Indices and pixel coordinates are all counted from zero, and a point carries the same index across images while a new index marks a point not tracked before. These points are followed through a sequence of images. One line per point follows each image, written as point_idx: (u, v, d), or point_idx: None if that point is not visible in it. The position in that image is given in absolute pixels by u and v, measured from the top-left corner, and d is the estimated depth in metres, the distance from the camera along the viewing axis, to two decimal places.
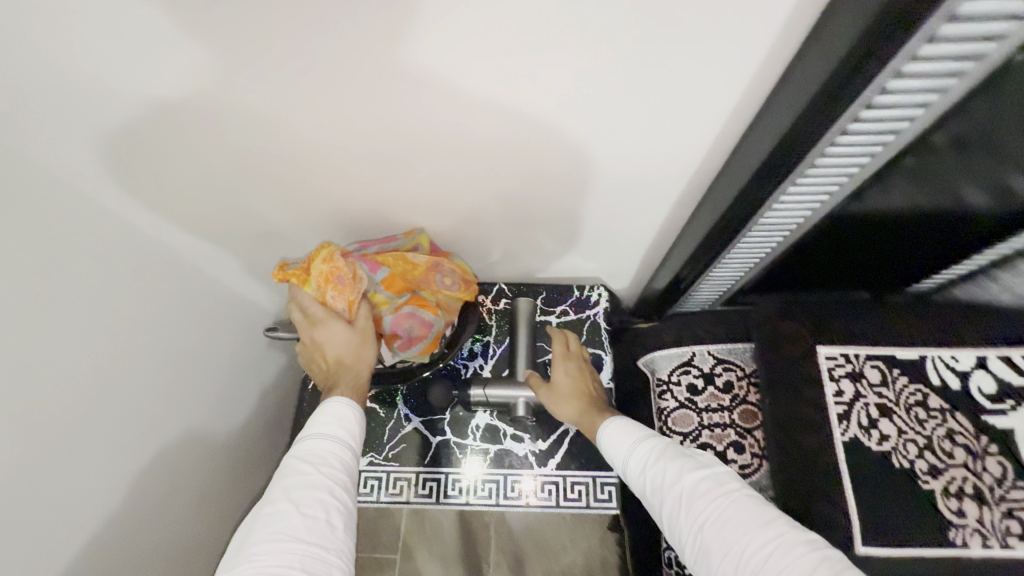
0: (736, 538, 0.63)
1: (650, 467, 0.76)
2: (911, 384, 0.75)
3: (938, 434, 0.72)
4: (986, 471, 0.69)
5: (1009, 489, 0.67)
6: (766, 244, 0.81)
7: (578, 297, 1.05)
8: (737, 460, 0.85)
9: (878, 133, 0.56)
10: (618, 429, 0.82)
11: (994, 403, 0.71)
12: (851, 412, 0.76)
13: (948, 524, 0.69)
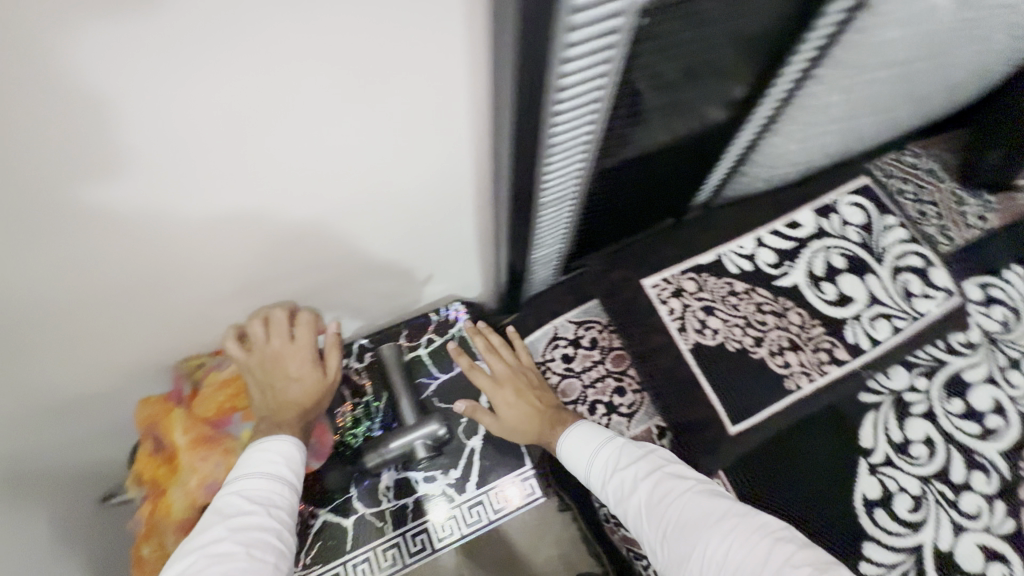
0: (689, 520, 0.69)
1: (610, 471, 0.80)
2: (718, 279, 0.91)
3: (752, 308, 0.88)
4: (791, 320, 0.88)
5: (809, 325, 0.89)
6: (560, 217, 0.84)
7: (440, 319, 1.06)
8: (624, 403, 0.94)
9: (582, 106, 0.57)
10: (576, 441, 0.85)
11: (778, 267, 0.92)
12: (687, 321, 0.88)
13: (783, 375, 0.85)
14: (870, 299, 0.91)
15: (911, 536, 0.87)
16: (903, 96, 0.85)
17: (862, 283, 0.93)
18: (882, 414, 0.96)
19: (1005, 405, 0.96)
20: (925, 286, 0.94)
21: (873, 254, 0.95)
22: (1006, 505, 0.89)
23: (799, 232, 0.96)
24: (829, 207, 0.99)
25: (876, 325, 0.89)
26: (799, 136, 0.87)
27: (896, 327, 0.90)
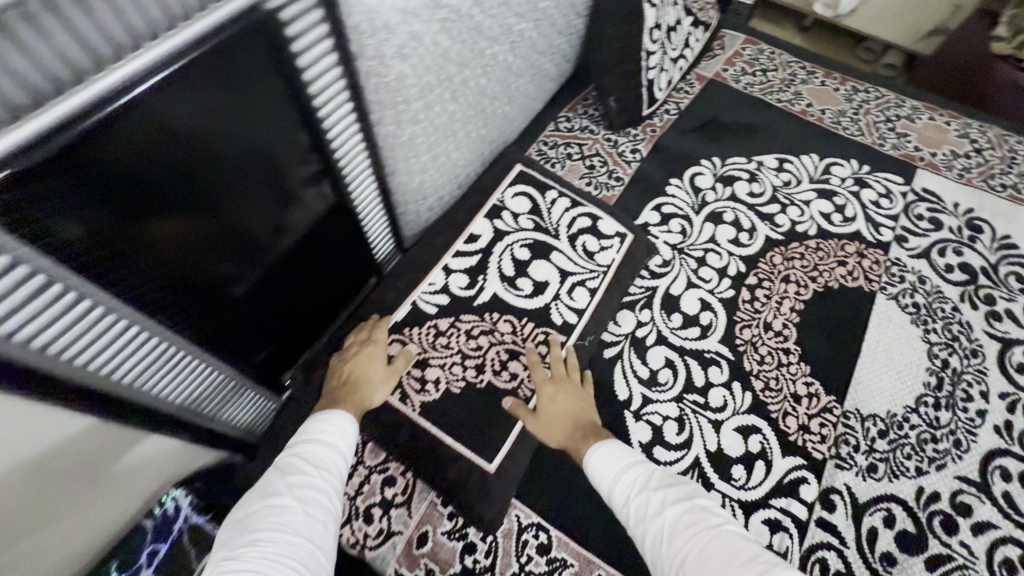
0: (719, 545, 0.58)
1: (637, 498, 0.69)
2: (420, 328, 0.89)
3: (461, 340, 0.89)
4: (501, 333, 0.90)
5: (519, 328, 0.91)
6: (208, 370, 0.73)
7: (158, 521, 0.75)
8: (396, 492, 0.87)
9: (63, 322, 0.50)
10: (608, 456, 0.74)
11: (471, 288, 0.93)
12: (406, 387, 0.86)
13: (512, 389, 0.87)
14: (561, 275, 0.96)
15: (687, 455, 0.95)
16: (485, 96, 0.89)
17: (549, 263, 0.97)
18: (627, 359, 1.03)
19: (709, 299, 1.11)
20: (598, 240, 1.02)
21: (549, 232, 1.00)
22: (739, 382, 1.02)
23: (479, 243, 0.97)
24: (499, 206, 1.01)
25: (574, 296, 0.95)
26: (417, 168, 0.87)
27: (591, 289, 0.97)
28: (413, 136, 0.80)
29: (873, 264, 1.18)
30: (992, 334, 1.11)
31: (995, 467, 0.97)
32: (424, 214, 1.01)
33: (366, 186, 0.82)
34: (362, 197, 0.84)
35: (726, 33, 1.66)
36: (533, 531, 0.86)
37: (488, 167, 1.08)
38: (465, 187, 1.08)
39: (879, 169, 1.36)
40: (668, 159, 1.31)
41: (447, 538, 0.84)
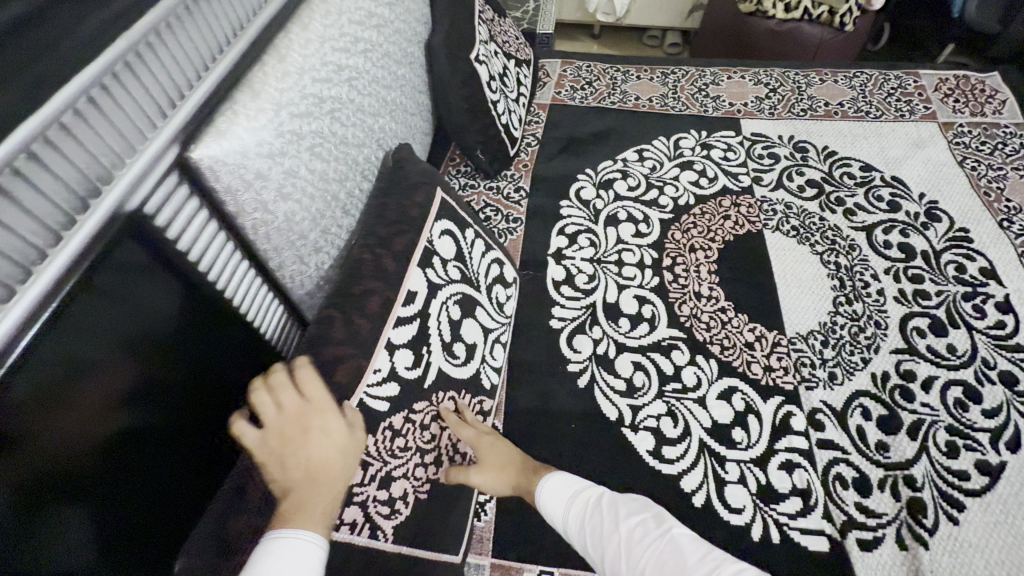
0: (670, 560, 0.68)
1: (587, 522, 0.75)
2: (377, 433, 0.70)
3: (417, 435, 0.76)
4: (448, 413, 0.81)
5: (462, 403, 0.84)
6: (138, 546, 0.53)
7: None
8: None
9: None
10: (557, 489, 0.80)
11: (418, 364, 0.77)
12: (375, 519, 0.68)
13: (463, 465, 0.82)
14: (484, 333, 0.92)
15: (691, 441, 0.98)
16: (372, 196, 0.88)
17: (475, 321, 0.91)
18: (602, 377, 1.05)
19: (641, 292, 1.18)
20: (505, 290, 1.01)
21: (473, 284, 0.92)
22: (701, 354, 1.09)
23: (416, 303, 0.79)
24: (429, 251, 0.84)
25: (494, 352, 0.94)
26: None
27: (503, 343, 0.97)
28: (320, 262, 0.76)
29: (748, 207, 1.35)
30: (856, 226, 1.31)
31: (911, 330, 1.13)
32: None
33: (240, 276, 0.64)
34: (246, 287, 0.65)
35: (545, 62, 1.83)
36: None
37: None
38: None
39: (713, 131, 1.58)
40: (550, 184, 1.39)
41: None
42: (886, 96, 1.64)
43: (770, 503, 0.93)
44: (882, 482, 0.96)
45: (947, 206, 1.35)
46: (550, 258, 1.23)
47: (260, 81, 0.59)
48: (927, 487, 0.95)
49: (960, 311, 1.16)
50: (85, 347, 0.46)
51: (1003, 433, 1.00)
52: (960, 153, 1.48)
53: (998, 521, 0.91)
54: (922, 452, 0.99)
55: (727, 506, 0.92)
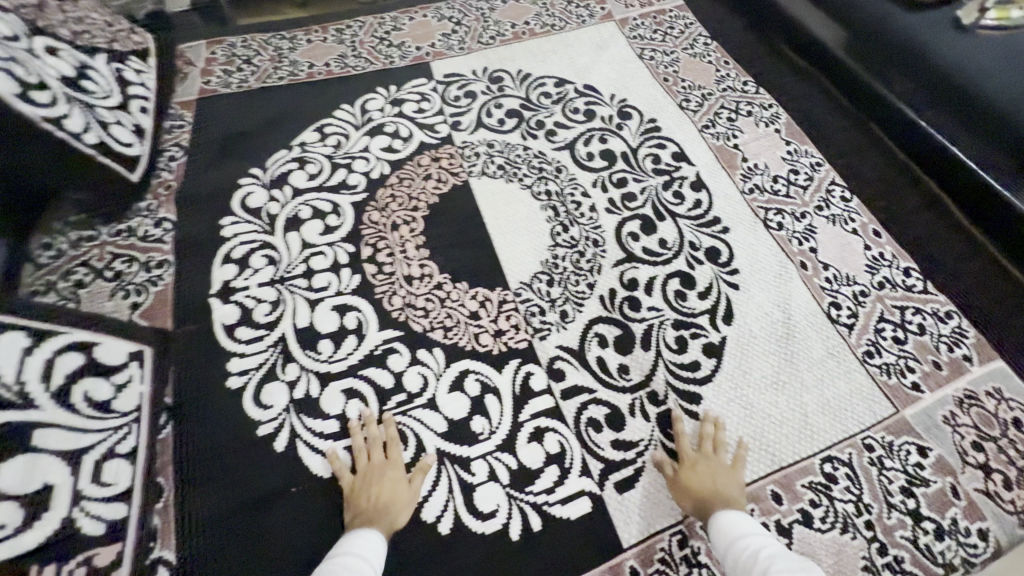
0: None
1: (743, 564, 0.67)
2: None
3: None
4: None
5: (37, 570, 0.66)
6: None
7: None
8: None
9: None
10: (729, 523, 0.73)
11: None
12: None
13: None
14: (68, 457, 0.73)
15: (426, 458, 0.83)
16: None
17: (40, 450, 0.71)
18: (303, 427, 0.83)
19: (341, 300, 0.96)
20: (104, 381, 0.81)
21: (18, 405, 0.72)
22: (423, 348, 0.93)
23: None
24: None
25: (101, 469, 0.75)
26: None
27: (126, 449, 0.78)
28: None
29: (449, 159, 1.19)
30: (559, 147, 1.24)
31: (626, 237, 1.10)
32: None
33: None
34: None
35: (186, 44, 1.43)
36: None
37: None
38: None
39: (404, 82, 1.38)
40: (204, 202, 1.08)
41: None
42: (566, 5, 1.60)
43: (524, 488, 0.82)
44: (631, 407, 0.91)
45: (637, 100, 1.34)
46: (218, 300, 0.95)
47: None
48: (669, 395, 0.92)
49: (663, 203, 1.16)
50: None
51: (719, 310, 1.02)
52: (638, 47, 1.49)
53: (729, 401, 0.93)
54: (658, 360, 0.96)
55: (480, 514, 0.80)
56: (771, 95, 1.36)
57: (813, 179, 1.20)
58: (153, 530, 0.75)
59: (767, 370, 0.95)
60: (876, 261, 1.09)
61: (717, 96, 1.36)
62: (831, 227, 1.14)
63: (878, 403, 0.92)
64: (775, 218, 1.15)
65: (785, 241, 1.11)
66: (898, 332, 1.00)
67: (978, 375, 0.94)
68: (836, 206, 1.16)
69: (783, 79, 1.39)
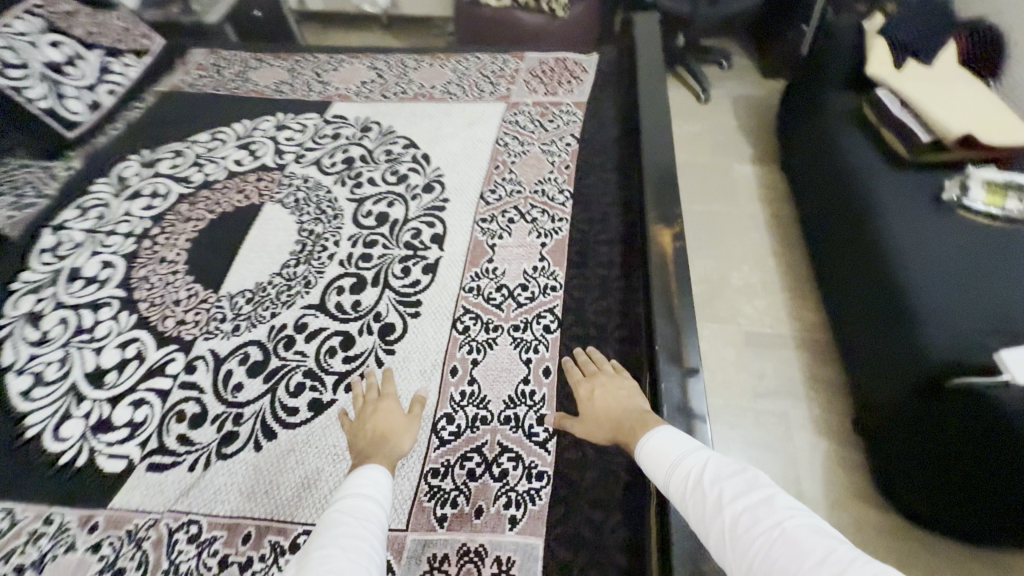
0: (786, 555, 0.58)
1: (687, 489, 0.74)
2: None
3: None
4: None
5: None
6: None
7: None
8: None
9: None
10: (657, 442, 0.82)
11: None
12: None
13: None
14: None
15: (61, 383, 1.12)
16: None
17: None
18: (16, 329, 1.18)
19: (108, 259, 1.31)
20: None
21: None
22: (125, 311, 1.23)
23: None
24: None
25: None
26: None
27: None
28: None
29: (267, 182, 1.48)
30: (353, 199, 1.43)
31: (333, 289, 1.26)
32: None
33: None
34: None
35: (192, 50, 1.93)
36: None
37: None
38: None
39: (300, 113, 1.68)
40: (101, 162, 1.51)
41: None
42: (479, 80, 1.75)
43: (96, 433, 1.07)
44: (216, 417, 1.09)
45: (449, 178, 1.46)
46: (42, 227, 1.35)
47: None
48: (250, 420, 1.08)
49: (388, 272, 1.28)
50: None
51: (350, 377, 1.13)
52: (504, 131, 1.58)
53: (291, 449, 1.04)
54: (268, 392, 1.12)
55: (56, 435, 1.06)
56: (571, 211, 1.36)
57: (533, 300, 1.20)
58: None
59: (376, 409, 0.99)
60: (520, 397, 1.07)
61: (522, 196, 1.40)
62: (509, 348, 1.14)
63: (396, 514, 0.95)
64: (466, 320, 1.19)
65: (455, 343, 1.15)
66: (476, 468, 0.99)
67: (505, 539, 0.92)
68: (530, 333, 1.16)
69: (600, 198, 1.38)
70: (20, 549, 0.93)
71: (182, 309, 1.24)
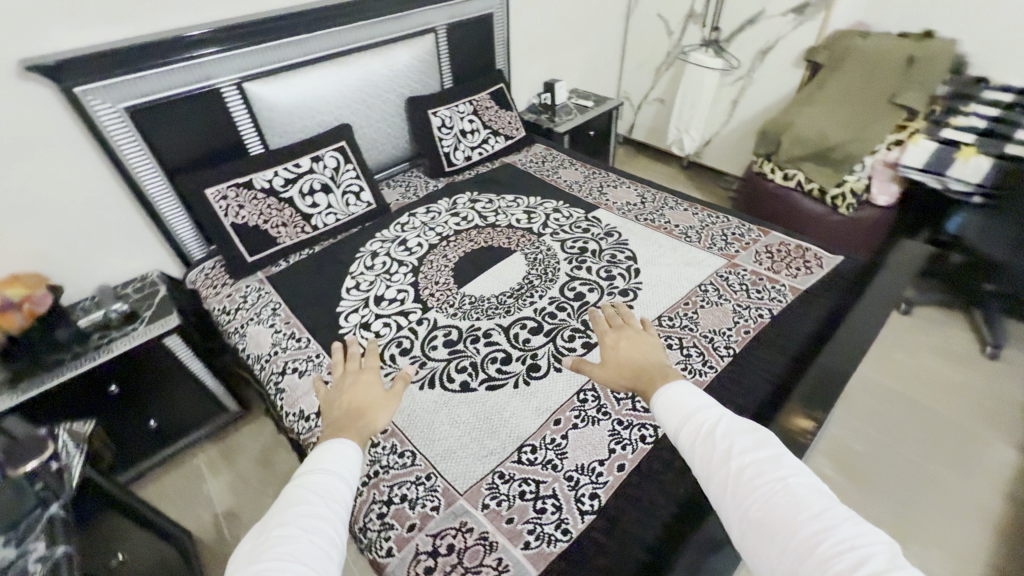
0: (780, 500, 0.84)
1: (699, 440, 1.00)
2: (248, 191, 1.91)
3: (265, 206, 1.93)
4: (285, 213, 1.97)
5: (294, 216, 1.99)
6: (172, 140, 1.81)
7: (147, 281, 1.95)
8: (230, 285, 1.93)
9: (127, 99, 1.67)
10: (678, 396, 1.09)
11: (284, 187, 1.96)
12: (229, 210, 1.88)
13: (276, 236, 1.97)
14: (328, 205, 2.07)
15: (364, 293, 1.87)
16: (327, 122, 2.13)
17: (326, 197, 2.06)
18: (365, 256, 2.03)
19: (422, 241, 2.09)
20: (355, 200, 2.14)
21: (336, 183, 2.09)
22: (411, 273, 1.95)
23: (300, 168, 2.00)
24: (321, 156, 2.05)
25: (327, 217, 2.07)
26: (286, 138, 2.06)
27: (337, 219, 2.10)
28: (280, 134, 2.04)
29: (527, 239, 2.08)
30: (569, 274, 1.89)
31: (520, 323, 1.72)
32: (282, 172, 1.97)
33: (235, 99, 1.90)
34: (235, 108, 1.91)
35: (536, 144, 2.81)
36: (272, 300, 1.86)
37: (334, 143, 2.09)
38: (312, 159, 2.04)
39: (574, 206, 2.28)
40: (451, 189, 2.40)
41: (237, 297, 1.88)
42: (717, 235, 2.03)
43: (361, 327, 1.75)
44: (414, 356, 1.64)
45: (643, 294, 1.78)
46: (405, 211, 2.26)
47: (294, 82, 2.00)
48: (428, 369, 1.59)
49: (559, 332, 1.67)
50: (179, 103, 1.77)
51: (494, 382, 1.54)
52: (711, 280, 1.82)
53: (437, 400, 1.50)
54: (446, 360, 1.62)
55: (345, 317, 1.79)
56: (725, 366, 1.50)
57: (646, 412, 1.40)
58: (316, 243, 2.08)
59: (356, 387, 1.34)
60: (590, 471, 1.28)
61: (691, 333, 1.61)
62: (605, 433, 1.36)
63: (464, 482, 1.29)
64: (588, 395, 1.47)
65: (571, 404, 1.45)
66: (528, 493, 1.25)
67: (514, 553, 1.14)
68: (628, 433, 1.35)
69: (758, 370, 1.49)
70: (300, 361, 1.63)
71: (437, 287, 1.89)
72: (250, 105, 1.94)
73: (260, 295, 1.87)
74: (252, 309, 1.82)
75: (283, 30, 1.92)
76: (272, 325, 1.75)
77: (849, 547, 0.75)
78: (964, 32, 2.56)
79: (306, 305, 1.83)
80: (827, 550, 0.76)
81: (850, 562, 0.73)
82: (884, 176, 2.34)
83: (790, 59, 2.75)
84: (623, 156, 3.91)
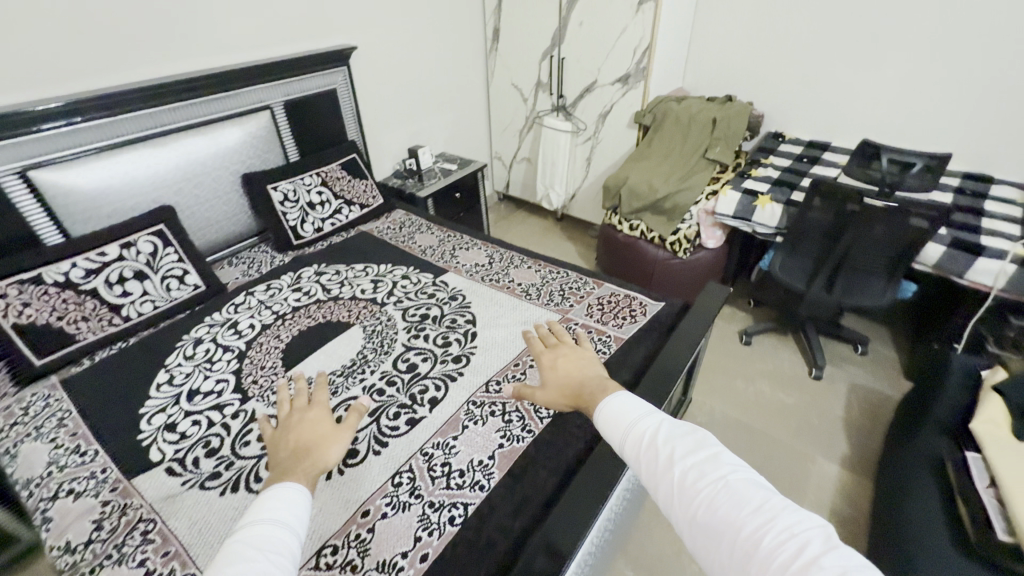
0: (723, 500, 0.77)
1: (642, 449, 0.91)
2: (36, 286, 1.71)
3: (59, 301, 1.74)
4: (86, 306, 1.79)
5: (98, 308, 1.81)
6: None
7: None
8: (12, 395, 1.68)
9: None
10: (618, 406, 1.00)
11: (84, 278, 1.79)
12: (9, 311, 1.67)
13: (75, 333, 1.77)
14: (143, 292, 1.91)
15: (176, 388, 1.71)
16: (144, 204, 2.01)
17: (140, 284, 1.91)
18: (185, 345, 1.87)
19: (254, 323, 1.97)
20: (178, 284, 2.00)
21: (152, 269, 1.95)
22: (236, 359, 1.82)
23: (105, 257, 1.84)
24: (132, 242, 1.91)
25: (143, 305, 1.91)
26: (92, 224, 1.91)
27: (155, 307, 1.94)
28: (83, 221, 1.89)
29: (368, 311, 2.04)
30: (405, 344, 1.85)
31: (345, 403, 1.63)
32: (82, 263, 1.80)
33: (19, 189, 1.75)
34: (19, 198, 1.75)
35: (395, 209, 2.84)
36: (62, 408, 1.64)
37: (150, 227, 1.97)
38: (120, 245, 1.89)
39: (424, 270, 2.29)
40: (296, 262, 2.32)
41: (17, 409, 1.63)
42: (554, 290, 2.11)
43: (165, 429, 1.58)
44: (221, 456, 1.50)
45: (476, 358, 1.78)
46: (242, 291, 2.14)
47: (97, 166, 1.89)
48: (233, 471, 1.45)
49: (385, 410, 1.61)
50: None
51: None
52: (544, 337, 1.86)
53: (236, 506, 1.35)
54: (257, 457, 1.49)
55: (148, 419, 1.61)
56: (543, 428, 1.51)
57: (459, 490, 1.35)
58: (129, 334, 1.90)
59: (296, 424, 1.17)
60: (390, 567, 1.19)
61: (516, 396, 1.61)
62: (414, 519, 1.29)
63: None
64: (403, 477, 1.40)
65: (384, 490, 1.36)
66: None
67: None
68: (437, 516, 1.29)
69: (573, 427, 1.51)
70: (78, 482, 1.42)
71: (263, 372, 1.77)
72: (40, 193, 1.79)
73: (47, 403, 1.64)
74: (32, 423, 1.59)
75: (80, 115, 1.82)
76: (54, 439, 1.53)
77: (792, 536, 0.69)
78: (757, 97, 3.00)
79: (103, 410, 1.63)
80: (770, 546, 0.69)
81: (794, 552, 0.67)
82: (708, 223, 2.58)
83: (624, 122, 3.03)
84: (501, 212, 4.05)
